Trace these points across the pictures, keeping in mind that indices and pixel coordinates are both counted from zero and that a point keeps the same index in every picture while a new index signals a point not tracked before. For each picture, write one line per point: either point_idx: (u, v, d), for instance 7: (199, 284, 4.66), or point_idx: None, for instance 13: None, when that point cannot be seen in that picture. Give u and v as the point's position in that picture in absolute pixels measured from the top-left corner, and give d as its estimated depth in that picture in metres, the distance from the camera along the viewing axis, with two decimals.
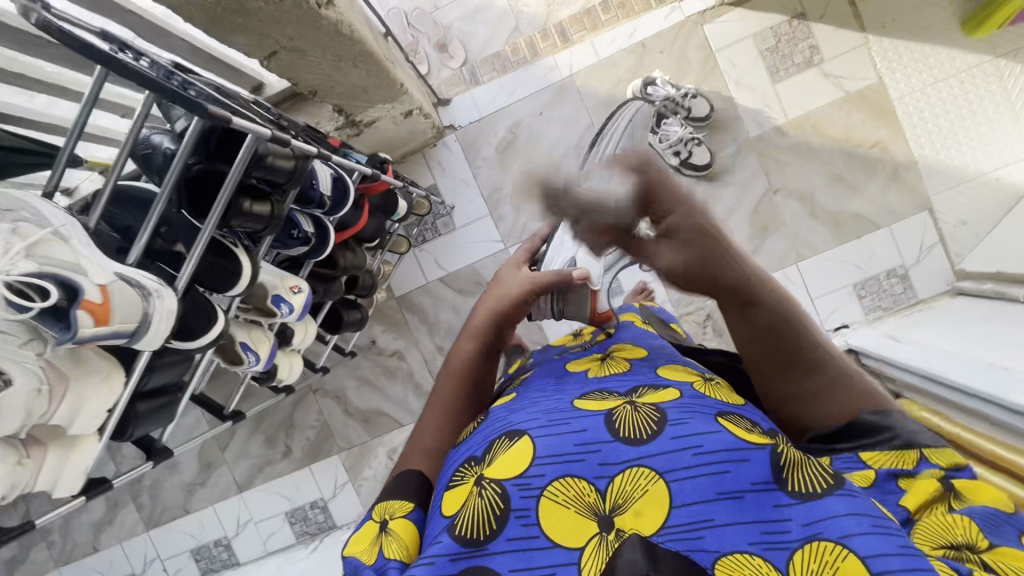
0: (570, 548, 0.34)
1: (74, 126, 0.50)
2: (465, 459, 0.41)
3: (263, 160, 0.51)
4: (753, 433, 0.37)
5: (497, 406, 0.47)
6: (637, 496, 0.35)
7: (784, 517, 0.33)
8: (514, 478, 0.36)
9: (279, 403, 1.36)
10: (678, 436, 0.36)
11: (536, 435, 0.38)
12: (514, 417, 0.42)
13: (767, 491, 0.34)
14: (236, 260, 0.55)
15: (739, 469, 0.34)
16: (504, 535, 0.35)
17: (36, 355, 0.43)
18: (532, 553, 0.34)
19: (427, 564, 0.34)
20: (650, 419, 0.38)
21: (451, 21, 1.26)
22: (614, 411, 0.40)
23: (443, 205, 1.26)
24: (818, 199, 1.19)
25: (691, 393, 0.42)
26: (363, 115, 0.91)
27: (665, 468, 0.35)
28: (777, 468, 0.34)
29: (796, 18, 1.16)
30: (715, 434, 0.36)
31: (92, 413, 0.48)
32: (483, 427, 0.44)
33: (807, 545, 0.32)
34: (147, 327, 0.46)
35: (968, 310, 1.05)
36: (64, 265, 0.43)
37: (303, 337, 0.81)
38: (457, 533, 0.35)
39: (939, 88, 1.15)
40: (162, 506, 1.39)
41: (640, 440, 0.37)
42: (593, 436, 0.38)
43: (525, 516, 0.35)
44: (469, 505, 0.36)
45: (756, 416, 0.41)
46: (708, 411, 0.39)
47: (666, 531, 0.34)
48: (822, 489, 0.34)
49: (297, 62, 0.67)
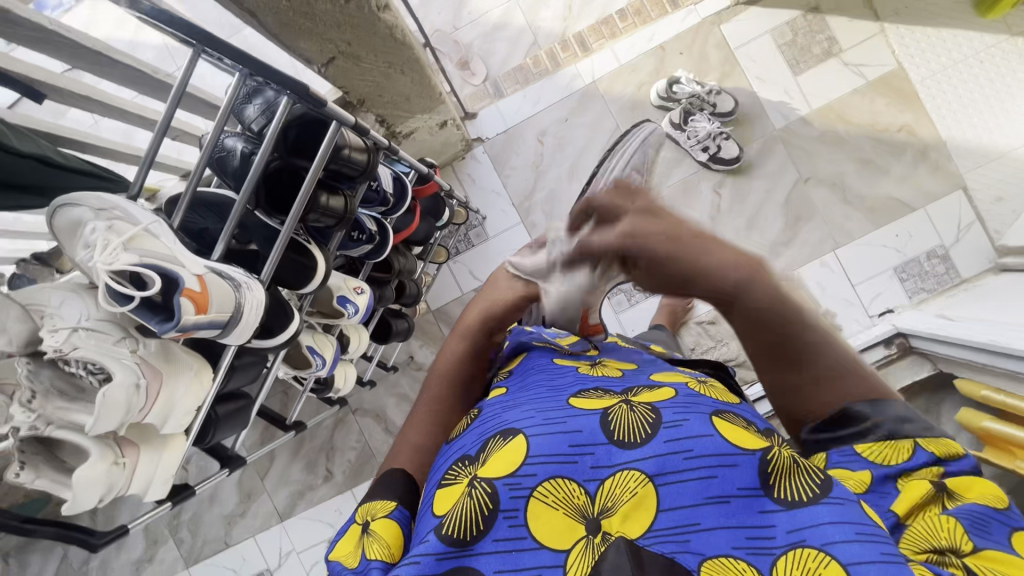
0: (557, 550, 0.33)
1: (154, 139, 0.52)
2: (458, 458, 0.38)
3: (341, 152, 0.51)
4: (750, 433, 0.35)
5: (490, 402, 0.44)
6: (626, 498, 0.33)
7: (770, 522, 0.31)
8: (506, 477, 0.34)
9: (318, 426, 1.34)
10: (672, 438, 0.34)
11: (531, 433, 0.36)
12: (507, 414, 0.39)
13: (754, 497, 0.32)
14: (311, 256, 0.55)
15: (727, 474, 0.33)
16: (491, 535, 0.33)
17: (131, 351, 0.44)
18: (519, 556, 0.32)
19: (413, 564, 0.32)
20: (645, 421, 0.36)
21: (472, 40, 1.30)
22: (610, 410, 0.37)
23: (476, 216, 1.27)
24: (850, 185, 1.19)
25: (686, 392, 0.39)
26: (403, 126, 0.92)
27: (656, 471, 0.34)
28: (765, 473, 0.32)
29: (810, 13, 1.19)
30: (707, 436, 0.34)
31: (182, 411, 0.47)
32: (475, 423, 0.41)
33: (792, 552, 0.30)
34: (238, 318, 0.46)
35: (1017, 284, 1.03)
36: (162, 257, 0.43)
37: (358, 344, 0.80)
38: (444, 532, 0.33)
39: (960, 69, 1.16)
40: (203, 541, 1.36)
41: (633, 443, 0.35)
42: (588, 437, 0.36)
43: (513, 517, 0.33)
44: (459, 504, 0.34)
45: (751, 416, 0.39)
46: (704, 411, 0.36)
47: (653, 534, 0.32)
48: (808, 498, 0.31)
49: (351, 69, 0.69)
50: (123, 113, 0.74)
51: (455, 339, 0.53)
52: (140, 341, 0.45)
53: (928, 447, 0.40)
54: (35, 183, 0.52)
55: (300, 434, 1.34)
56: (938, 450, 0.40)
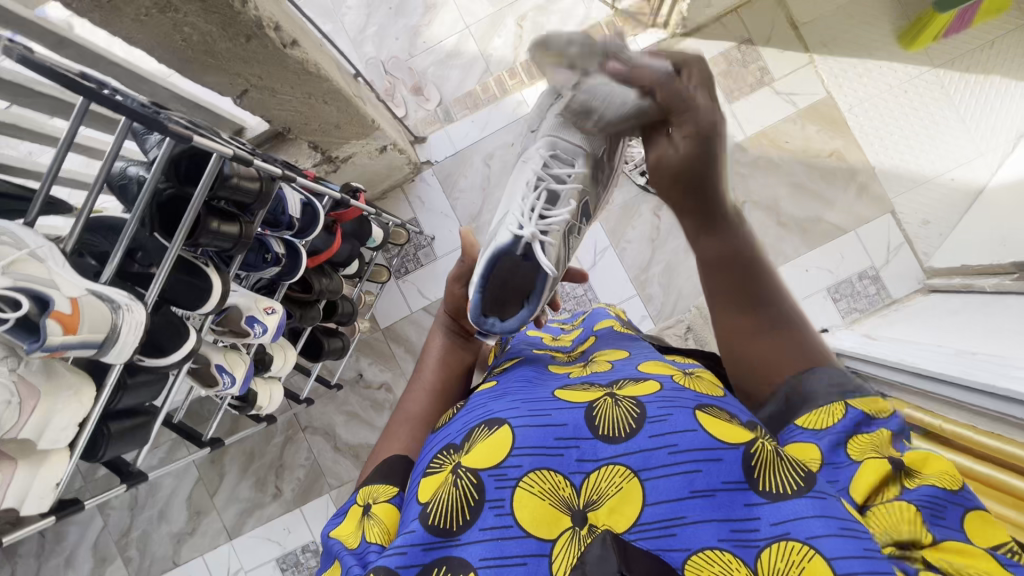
0: (542, 540, 0.37)
1: (52, 168, 0.56)
2: (444, 447, 0.44)
3: (228, 180, 0.55)
4: (735, 426, 0.40)
5: (480, 391, 0.50)
6: (611, 493, 0.38)
7: (755, 516, 0.36)
8: (490, 469, 0.39)
9: (270, 443, 1.35)
10: (655, 434, 0.39)
11: (516, 425, 0.41)
12: (494, 407, 0.44)
13: (739, 491, 0.37)
14: (206, 279, 0.58)
15: (711, 469, 0.37)
16: (477, 525, 0.38)
17: (9, 369, 0.45)
18: (505, 544, 0.37)
19: (398, 554, 0.37)
20: (630, 416, 0.41)
21: (425, 67, 1.35)
22: (596, 403, 0.43)
23: (423, 236, 1.32)
24: (784, 208, 1.23)
25: (671, 385, 0.45)
26: (339, 151, 0.96)
27: (641, 466, 0.38)
28: (749, 468, 0.37)
29: (744, 44, 1.24)
30: (692, 431, 0.39)
31: (61, 425, 0.49)
32: (462, 414, 0.47)
33: (775, 544, 0.35)
34: (115, 338, 0.48)
35: (940, 304, 1.07)
36: (39, 280, 0.45)
37: (282, 362, 0.82)
38: (429, 523, 0.38)
39: (885, 98, 1.22)
40: (151, 559, 1.36)
41: (617, 438, 0.40)
42: (573, 431, 0.41)
43: (499, 506, 0.38)
44: (445, 492, 0.39)
45: (736, 409, 0.44)
46: (687, 406, 0.42)
47: (638, 528, 0.37)
48: (794, 491, 0.36)
49: (267, 100, 0.74)
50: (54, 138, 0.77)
51: (438, 333, 0.65)
52: (23, 359, 0.47)
53: (859, 407, 0.46)
54: None
55: (251, 451, 1.35)
56: (867, 409, 0.46)
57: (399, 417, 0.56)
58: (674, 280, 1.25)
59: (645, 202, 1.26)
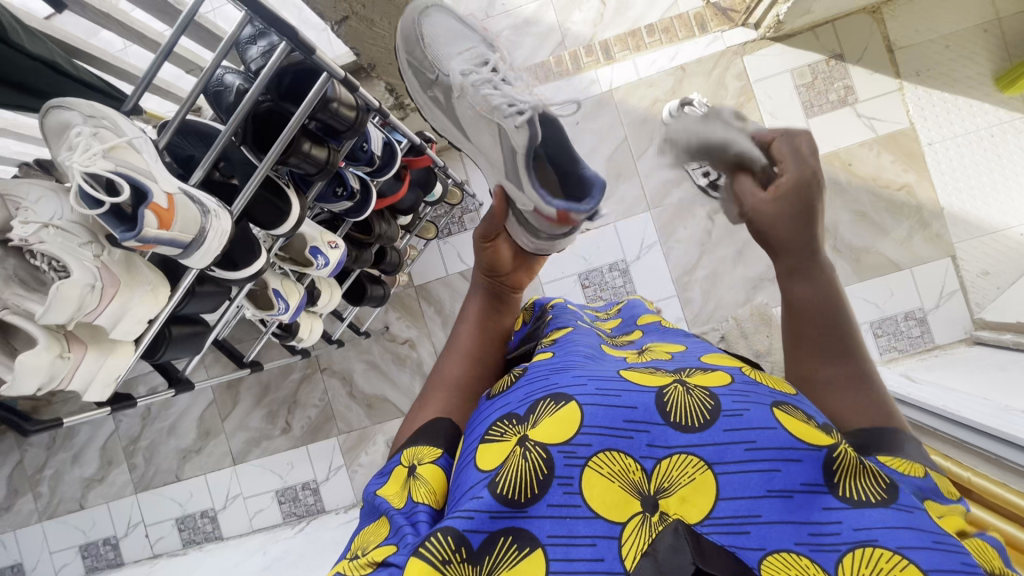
0: (612, 521, 0.31)
1: (147, 75, 0.52)
2: (504, 414, 0.37)
3: (329, 104, 0.54)
4: (813, 427, 0.34)
5: (536, 361, 0.43)
6: (683, 481, 0.32)
7: (834, 520, 0.30)
8: (559, 445, 0.33)
9: (286, 378, 1.36)
10: (733, 427, 0.33)
11: (585, 402, 0.34)
12: (557, 378, 0.37)
13: (816, 493, 0.31)
14: (287, 201, 0.57)
15: (791, 469, 0.31)
16: (545, 501, 0.32)
17: (94, 256, 0.46)
18: (572, 522, 0.32)
19: (466, 518, 0.31)
20: (703, 405, 0.34)
21: (501, 30, 1.30)
22: (666, 388, 0.36)
23: (473, 201, 1.31)
24: (842, 234, 1.21)
25: (743, 378, 0.37)
26: (412, 99, 0.96)
27: (715, 459, 0.32)
28: (829, 472, 0.32)
29: (833, 59, 1.20)
30: (770, 428, 0.33)
31: (135, 319, 0.49)
32: (522, 381, 0.40)
33: (858, 549, 0.29)
34: (202, 241, 0.48)
35: (985, 357, 1.05)
36: (137, 170, 0.45)
37: (328, 299, 0.82)
38: (498, 492, 0.32)
39: (970, 139, 1.18)
40: (155, 470, 1.39)
41: (692, 428, 0.34)
42: (643, 415, 0.34)
43: (567, 484, 0.32)
44: (511, 464, 0.33)
45: (811, 408, 0.36)
46: (764, 400, 0.35)
47: (711, 521, 0.31)
48: (877, 500, 0.31)
49: (364, 31, 0.76)
50: (142, 36, 0.77)
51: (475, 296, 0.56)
52: (106, 248, 0.47)
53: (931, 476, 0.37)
54: (46, 89, 0.53)
55: (266, 383, 1.37)
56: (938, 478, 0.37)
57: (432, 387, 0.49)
58: (716, 288, 1.24)
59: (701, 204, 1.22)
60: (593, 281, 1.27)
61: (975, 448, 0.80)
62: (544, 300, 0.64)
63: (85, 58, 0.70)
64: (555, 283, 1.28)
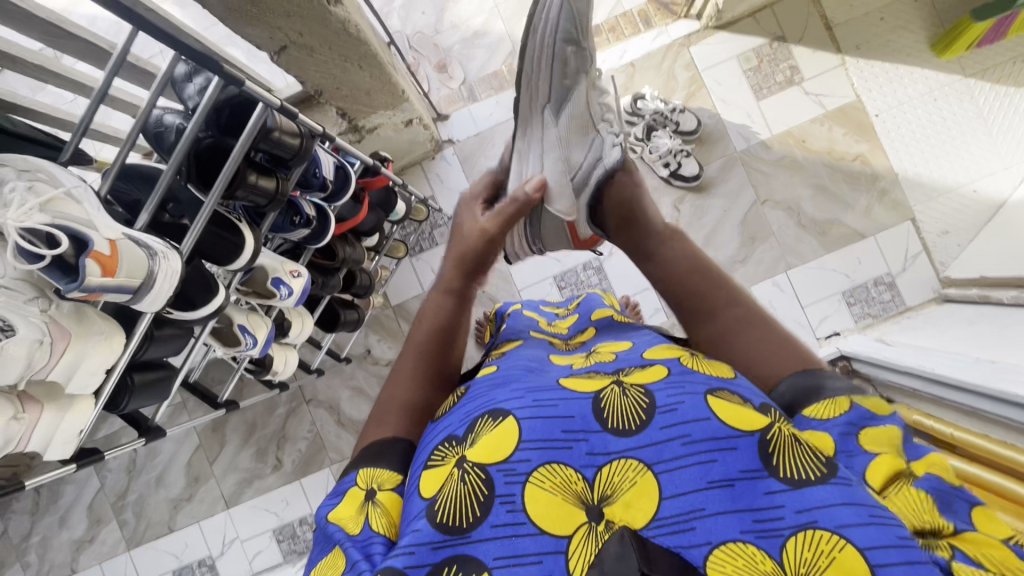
0: (558, 535, 0.32)
1: (83, 121, 0.51)
2: (445, 438, 0.38)
3: (270, 134, 0.55)
4: (748, 408, 0.35)
5: (481, 377, 0.44)
6: (626, 487, 0.33)
7: (776, 503, 0.31)
8: (498, 464, 0.34)
9: (272, 414, 1.35)
10: (668, 424, 0.34)
11: (523, 416, 0.35)
12: (495, 395, 0.38)
13: (757, 479, 0.32)
14: (240, 235, 0.57)
15: (728, 457, 0.32)
16: (488, 522, 0.32)
17: (40, 311, 0.43)
18: (517, 541, 0.32)
19: (407, 554, 0.32)
20: (639, 406, 0.36)
21: (451, 45, 1.31)
22: (603, 391, 0.37)
23: (441, 215, 1.31)
24: (805, 209, 1.23)
25: (679, 368, 0.39)
26: (365, 120, 0.97)
27: (654, 459, 0.33)
28: (767, 454, 0.32)
29: (776, 41, 1.23)
30: (704, 419, 0.34)
31: (90, 371, 0.48)
32: (463, 401, 0.41)
33: (802, 533, 0.29)
34: (150, 286, 0.47)
35: (955, 314, 1.07)
36: (76, 220, 0.43)
37: (299, 330, 0.81)
38: (437, 520, 0.33)
39: (914, 105, 1.22)
40: (147, 524, 1.35)
41: (629, 431, 0.35)
42: (581, 423, 0.35)
43: (510, 501, 0.33)
44: (449, 487, 0.34)
45: (749, 391, 0.37)
46: (698, 389, 0.36)
47: (657, 523, 0.31)
48: (816, 476, 0.31)
49: (304, 59, 0.76)
50: (84, 87, 0.77)
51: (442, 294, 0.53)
52: (53, 301, 0.45)
53: (865, 403, 0.37)
54: None
55: (252, 421, 1.35)
56: (872, 405, 0.37)
57: (384, 398, 0.47)
58: None
59: (666, 193, 1.24)
60: (569, 282, 1.28)
61: (956, 404, 0.81)
62: (503, 309, 0.71)
63: (25, 113, 0.69)
64: (531, 288, 1.28)
